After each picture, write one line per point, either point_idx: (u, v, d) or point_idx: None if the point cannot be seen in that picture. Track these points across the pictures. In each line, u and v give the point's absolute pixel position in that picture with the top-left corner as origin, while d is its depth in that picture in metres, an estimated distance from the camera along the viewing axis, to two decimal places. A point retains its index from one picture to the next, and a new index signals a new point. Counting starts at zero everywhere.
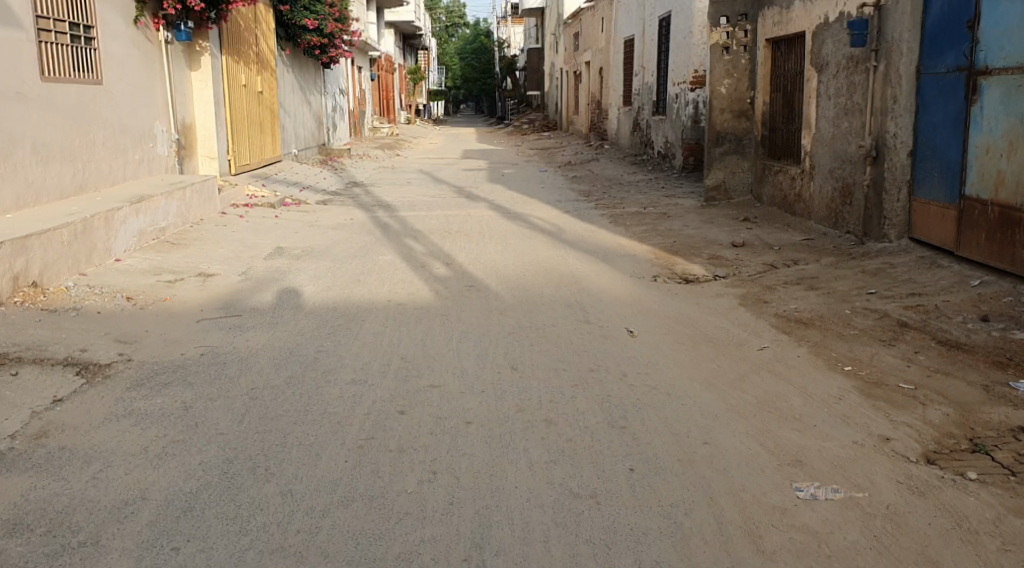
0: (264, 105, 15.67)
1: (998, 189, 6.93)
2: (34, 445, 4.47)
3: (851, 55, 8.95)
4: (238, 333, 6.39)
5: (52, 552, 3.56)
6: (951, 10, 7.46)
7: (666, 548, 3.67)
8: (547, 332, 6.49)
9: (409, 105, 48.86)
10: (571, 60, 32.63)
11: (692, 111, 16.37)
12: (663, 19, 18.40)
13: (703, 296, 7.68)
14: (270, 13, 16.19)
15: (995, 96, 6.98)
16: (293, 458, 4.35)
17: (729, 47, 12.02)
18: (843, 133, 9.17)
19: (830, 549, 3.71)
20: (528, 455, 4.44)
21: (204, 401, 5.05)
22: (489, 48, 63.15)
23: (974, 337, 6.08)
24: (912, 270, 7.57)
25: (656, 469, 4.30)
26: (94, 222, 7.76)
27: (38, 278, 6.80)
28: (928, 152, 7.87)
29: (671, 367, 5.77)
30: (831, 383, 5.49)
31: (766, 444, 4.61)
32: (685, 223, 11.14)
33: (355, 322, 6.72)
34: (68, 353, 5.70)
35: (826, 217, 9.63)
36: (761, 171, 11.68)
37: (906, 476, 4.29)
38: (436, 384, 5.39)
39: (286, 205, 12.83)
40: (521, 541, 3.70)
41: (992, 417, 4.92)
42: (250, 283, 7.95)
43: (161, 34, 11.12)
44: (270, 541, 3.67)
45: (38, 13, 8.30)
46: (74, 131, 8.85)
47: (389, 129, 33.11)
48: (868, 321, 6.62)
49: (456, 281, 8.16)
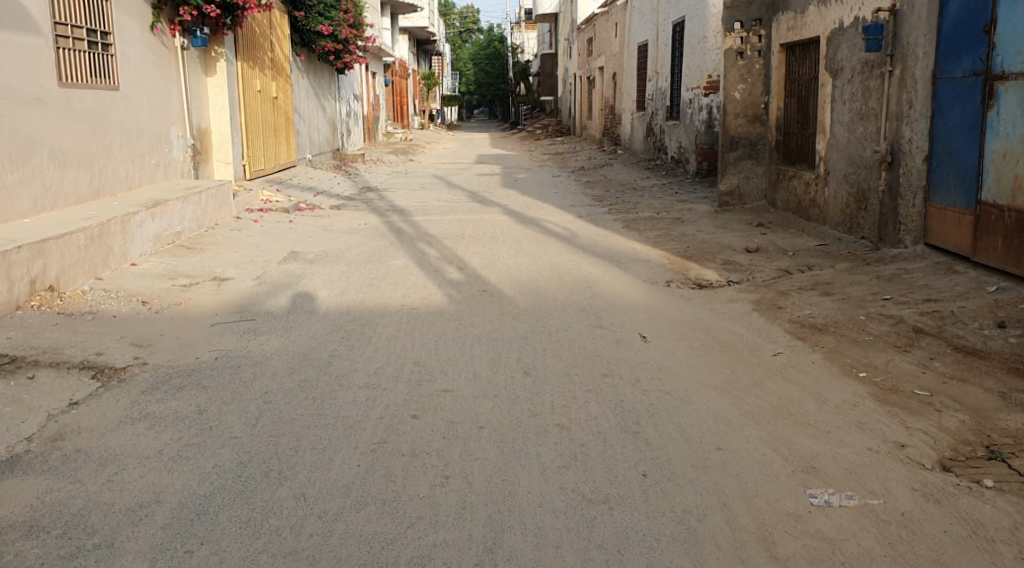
0: (280, 110, 15.78)
1: (1015, 193, 6.88)
2: (50, 448, 4.50)
3: (867, 60, 8.92)
4: (252, 338, 6.41)
5: (68, 554, 3.58)
6: (966, 15, 7.44)
7: (679, 554, 3.67)
8: (560, 336, 6.50)
9: (420, 110, 48.97)
10: (585, 66, 32.58)
11: (705, 117, 16.35)
12: (676, 24, 18.42)
13: (716, 301, 7.66)
14: (285, 19, 16.30)
15: (1012, 100, 6.92)
16: (306, 462, 4.37)
17: (744, 52, 12.05)
18: (858, 138, 9.14)
19: (844, 556, 3.69)
20: (541, 460, 4.45)
21: (219, 405, 5.07)
22: (502, 54, 63.56)
23: (990, 343, 6.03)
24: (928, 276, 7.52)
25: (669, 475, 4.29)
26: (111, 227, 7.82)
27: (55, 282, 6.85)
28: (945, 157, 7.82)
29: (686, 372, 5.75)
30: (845, 389, 5.46)
31: (779, 449, 4.60)
32: (698, 229, 11.13)
33: (369, 326, 6.73)
34: (84, 356, 5.74)
35: (840, 222, 9.60)
36: (776, 175, 11.63)
37: (920, 483, 4.27)
38: (450, 388, 5.39)
39: (301, 210, 12.90)
40: (534, 546, 3.70)
41: (1010, 425, 4.88)
42: (264, 288, 7.97)
43: (177, 39, 11.21)
44: (283, 544, 3.68)
45: (55, 19, 8.38)
46: (91, 137, 8.93)
47: (403, 134, 33.21)
48: (882, 326, 6.59)
49: (469, 285, 8.18)
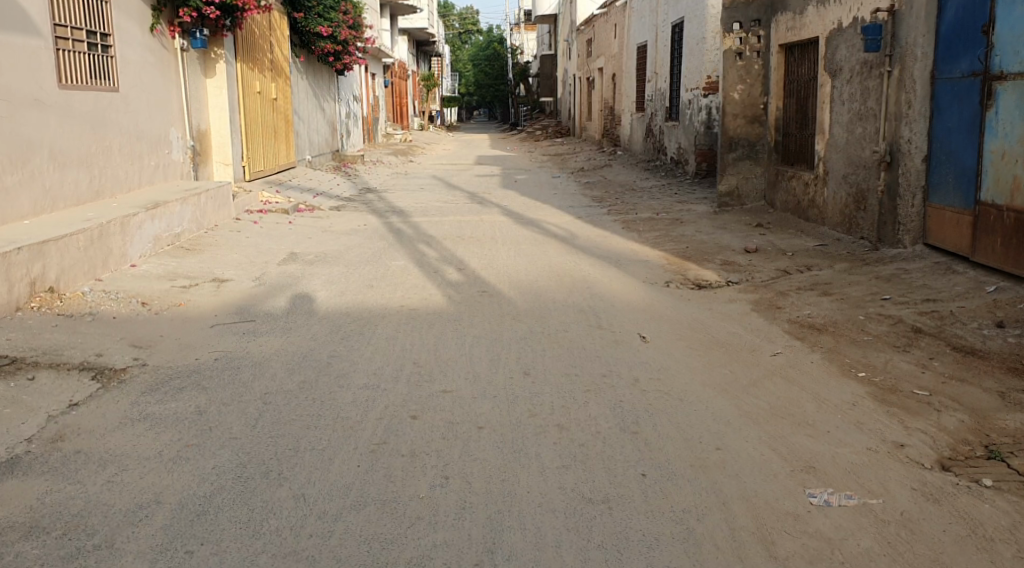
0: (279, 112, 15.77)
1: (1014, 194, 6.89)
2: (49, 449, 4.51)
3: (865, 60, 8.93)
4: (252, 339, 6.42)
5: (68, 555, 3.59)
6: (965, 15, 7.45)
7: (679, 554, 3.67)
8: (559, 337, 6.51)
9: (420, 111, 49.01)
10: (584, 67, 32.62)
11: (704, 117, 16.38)
12: (676, 25, 18.42)
13: (715, 301, 7.67)
14: (285, 21, 16.30)
15: (1010, 101, 6.93)
16: (306, 462, 4.37)
17: (742, 53, 12.07)
18: (857, 138, 9.15)
19: (843, 555, 3.70)
20: (542, 460, 4.45)
21: (218, 406, 5.08)
22: (501, 55, 63.59)
23: (989, 343, 6.04)
24: (927, 276, 7.53)
25: (669, 475, 4.29)
26: (111, 228, 7.83)
27: (55, 284, 6.86)
28: (943, 157, 7.83)
29: (685, 372, 5.76)
30: (844, 389, 5.46)
31: (778, 449, 4.60)
32: (697, 230, 11.15)
33: (369, 327, 6.75)
34: (84, 358, 5.75)
35: (839, 223, 9.61)
36: (775, 175, 11.63)
37: (920, 482, 4.27)
38: (450, 389, 5.40)
39: (301, 212, 12.90)
40: (533, 545, 3.71)
41: (1009, 424, 4.89)
42: (264, 289, 7.97)
43: (177, 41, 11.23)
44: (283, 545, 3.68)
45: (55, 20, 8.39)
46: (91, 139, 8.93)
47: (403, 135, 33.23)
48: (881, 326, 6.59)
49: (469, 286, 8.19)
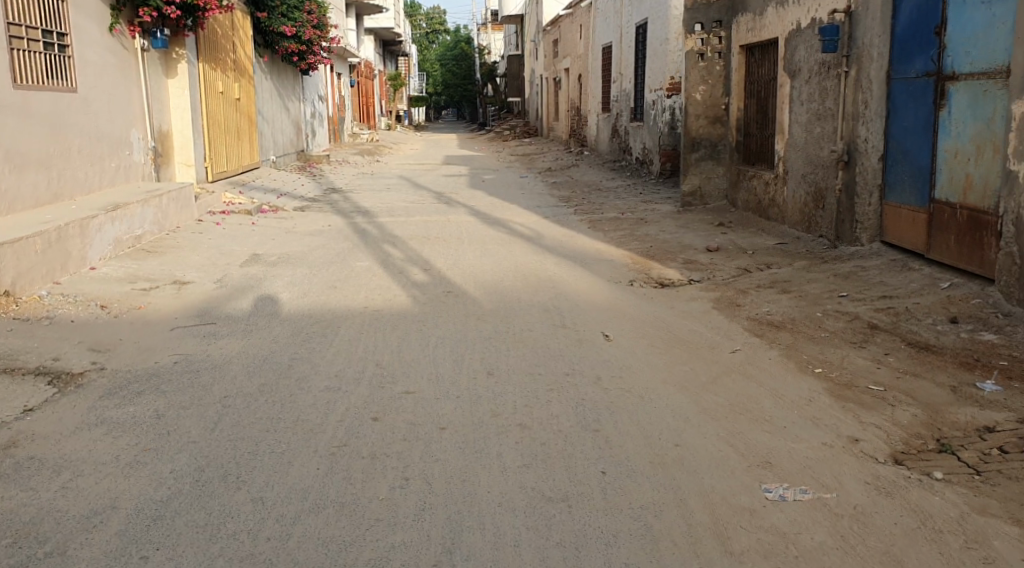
0: (242, 113, 15.66)
1: (966, 192, 7.02)
2: (3, 455, 4.45)
3: (823, 61, 9.04)
4: (212, 342, 6.37)
5: (19, 562, 3.55)
6: (918, 16, 7.57)
7: (637, 550, 3.71)
8: (523, 336, 6.53)
9: (386, 111, 48.85)
10: (550, 68, 32.67)
11: (668, 118, 16.47)
12: (640, 25, 18.50)
13: (677, 300, 7.73)
14: (248, 21, 16.18)
15: (962, 100, 7.05)
16: (264, 465, 4.36)
17: (704, 53, 12.16)
18: (816, 138, 9.26)
19: (798, 550, 3.75)
20: (503, 460, 4.47)
21: (177, 410, 5.05)
22: (469, 55, 63.53)
23: (943, 339, 6.15)
24: (884, 273, 7.65)
25: (628, 472, 4.33)
26: (69, 230, 7.74)
27: (11, 287, 6.77)
28: (899, 156, 7.96)
29: (646, 370, 5.80)
30: (802, 386, 5.53)
31: (735, 445, 4.66)
32: (661, 228, 11.23)
33: (331, 329, 6.72)
34: (40, 362, 5.68)
35: (799, 221, 9.73)
36: (737, 175, 11.74)
37: (873, 476, 4.35)
38: (412, 390, 5.41)
39: (264, 213, 12.82)
40: (492, 545, 3.73)
41: (960, 417, 4.99)
42: (226, 291, 7.92)
43: (137, 41, 11.10)
44: (240, 549, 3.67)
45: (9, 20, 8.26)
46: (49, 140, 8.83)
47: (370, 135, 33.11)
48: (839, 323, 6.69)
49: (434, 286, 8.19)
